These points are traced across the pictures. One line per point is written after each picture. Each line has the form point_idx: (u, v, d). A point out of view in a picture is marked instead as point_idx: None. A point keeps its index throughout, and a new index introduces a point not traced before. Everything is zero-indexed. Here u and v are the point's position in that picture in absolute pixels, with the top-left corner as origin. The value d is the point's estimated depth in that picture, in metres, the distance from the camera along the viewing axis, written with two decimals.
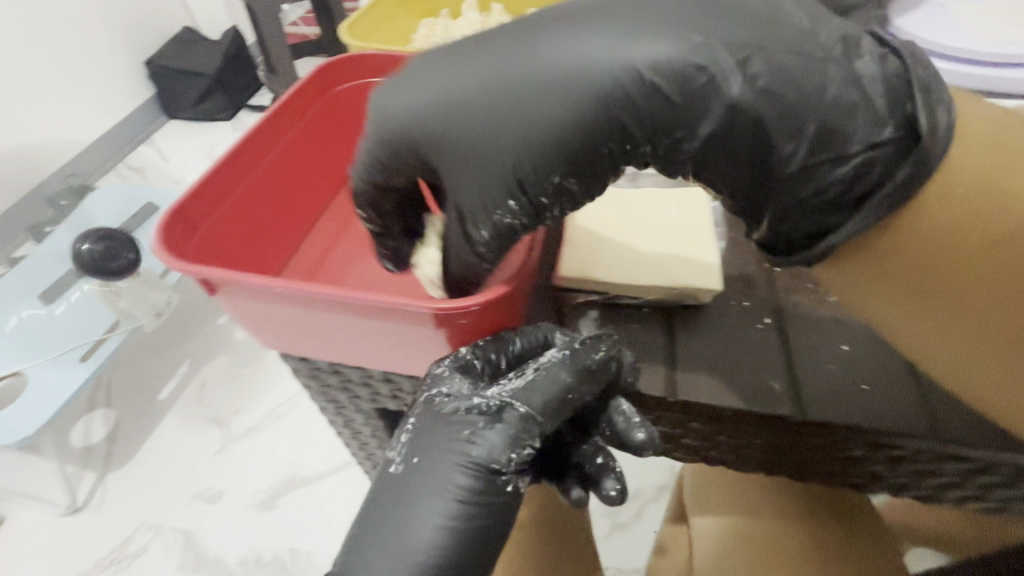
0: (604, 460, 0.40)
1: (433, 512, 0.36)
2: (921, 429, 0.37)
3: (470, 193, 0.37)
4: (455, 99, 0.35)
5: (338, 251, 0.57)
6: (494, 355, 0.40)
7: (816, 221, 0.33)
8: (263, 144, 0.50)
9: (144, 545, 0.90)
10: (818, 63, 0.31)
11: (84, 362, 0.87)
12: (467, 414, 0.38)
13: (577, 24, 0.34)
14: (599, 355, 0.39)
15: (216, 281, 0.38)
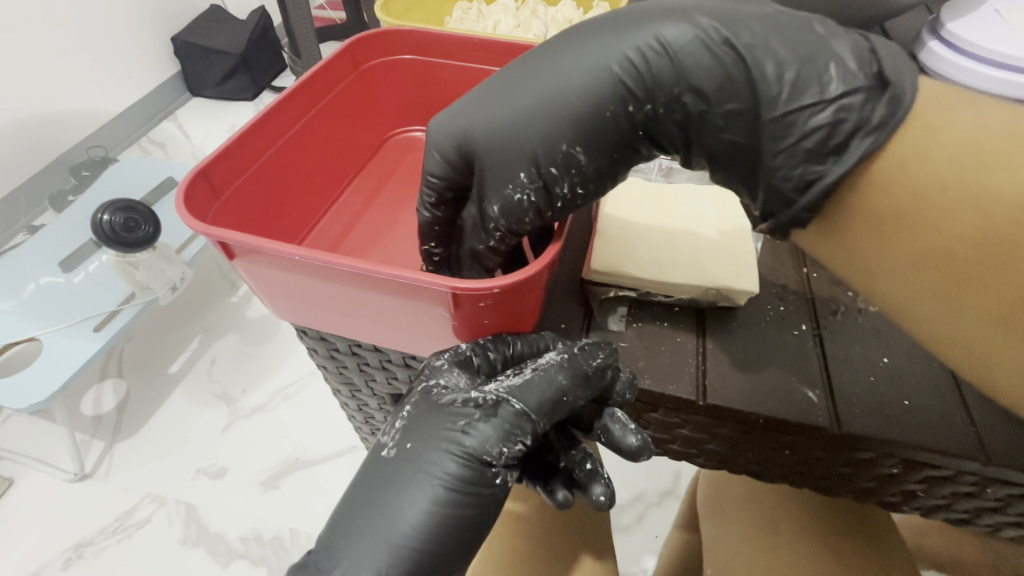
0: (593, 467, 0.42)
1: (420, 499, 0.35)
2: (969, 451, 0.35)
3: (493, 172, 0.37)
4: (495, 92, 0.38)
5: (360, 227, 0.54)
6: (493, 355, 0.39)
7: (798, 167, 0.33)
8: (290, 113, 0.48)
9: (148, 516, 0.91)
10: (796, 30, 0.33)
11: (97, 333, 0.88)
12: (464, 406, 0.36)
13: (600, 31, 0.37)
14: (596, 362, 0.38)
15: (233, 245, 0.35)
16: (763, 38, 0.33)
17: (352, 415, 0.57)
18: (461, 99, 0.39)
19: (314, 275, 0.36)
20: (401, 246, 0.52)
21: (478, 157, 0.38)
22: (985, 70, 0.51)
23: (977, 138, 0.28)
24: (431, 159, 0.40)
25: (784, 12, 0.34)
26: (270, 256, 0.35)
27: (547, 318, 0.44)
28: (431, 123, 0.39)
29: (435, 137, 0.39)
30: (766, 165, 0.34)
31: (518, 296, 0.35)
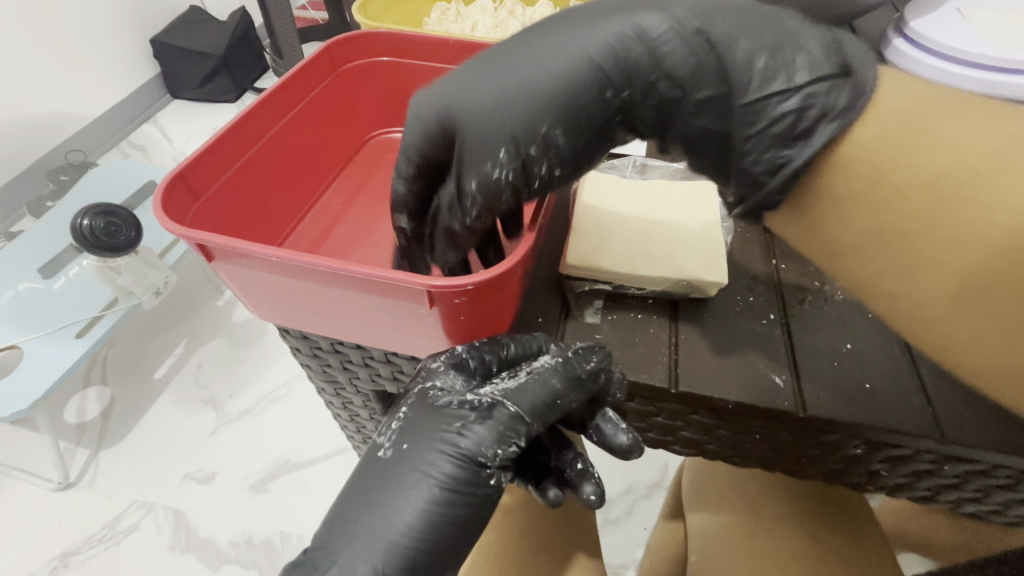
0: (584, 466, 0.43)
1: (416, 498, 0.36)
2: (925, 429, 0.37)
3: (473, 149, 0.38)
4: (477, 71, 0.38)
5: (341, 226, 0.55)
6: (489, 356, 0.40)
7: (768, 151, 0.34)
8: (269, 114, 0.49)
9: (136, 522, 0.90)
10: (767, 19, 0.35)
11: (80, 339, 0.87)
12: (459, 408, 0.38)
13: (580, 19, 0.38)
14: (589, 366, 0.39)
15: (213, 248, 0.36)
16: (735, 28, 0.35)
17: (336, 412, 0.57)
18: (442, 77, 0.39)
19: (294, 274, 0.36)
20: (383, 244, 0.53)
21: (460, 132, 0.38)
22: (946, 66, 0.53)
23: (934, 131, 0.31)
24: (413, 133, 0.40)
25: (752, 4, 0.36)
26: (252, 258, 0.36)
27: (525, 312, 0.44)
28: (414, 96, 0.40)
29: (419, 111, 0.39)
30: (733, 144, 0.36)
31: (495, 292, 0.36)
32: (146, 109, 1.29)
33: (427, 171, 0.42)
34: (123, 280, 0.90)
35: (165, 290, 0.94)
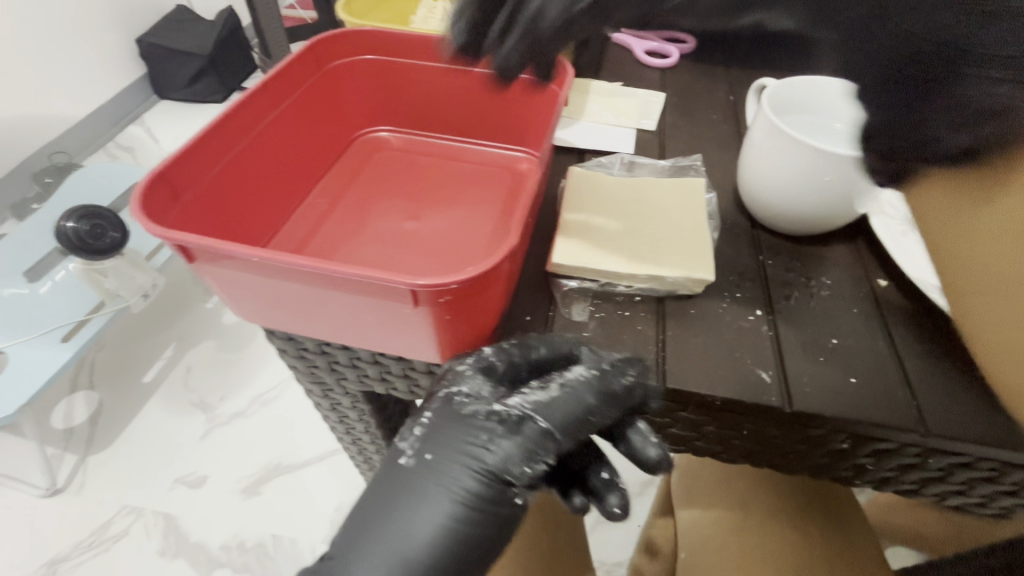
0: (609, 476, 0.43)
1: (437, 512, 0.37)
2: (910, 423, 0.37)
3: None
4: None
5: (327, 227, 0.53)
6: (519, 362, 0.39)
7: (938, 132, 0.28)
8: (252, 113, 0.48)
9: (125, 528, 0.89)
10: None
11: (65, 343, 0.86)
12: (486, 420, 0.37)
13: None
14: (626, 381, 0.38)
15: (195, 249, 0.35)
16: None
17: (325, 414, 0.57)
18: None
19: (279, 275, 0.36)
20: (368, 246, 0.51)
21: None
22: None
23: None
24: None
25: None
26: (235, 259, 0.35)
27: (513, 309, 0.43)
28: None
29: None
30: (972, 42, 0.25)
31: (482, 291, 0.35)
32: (133, 110, 1.28)
33: None
34: (109, 283, 0.90)
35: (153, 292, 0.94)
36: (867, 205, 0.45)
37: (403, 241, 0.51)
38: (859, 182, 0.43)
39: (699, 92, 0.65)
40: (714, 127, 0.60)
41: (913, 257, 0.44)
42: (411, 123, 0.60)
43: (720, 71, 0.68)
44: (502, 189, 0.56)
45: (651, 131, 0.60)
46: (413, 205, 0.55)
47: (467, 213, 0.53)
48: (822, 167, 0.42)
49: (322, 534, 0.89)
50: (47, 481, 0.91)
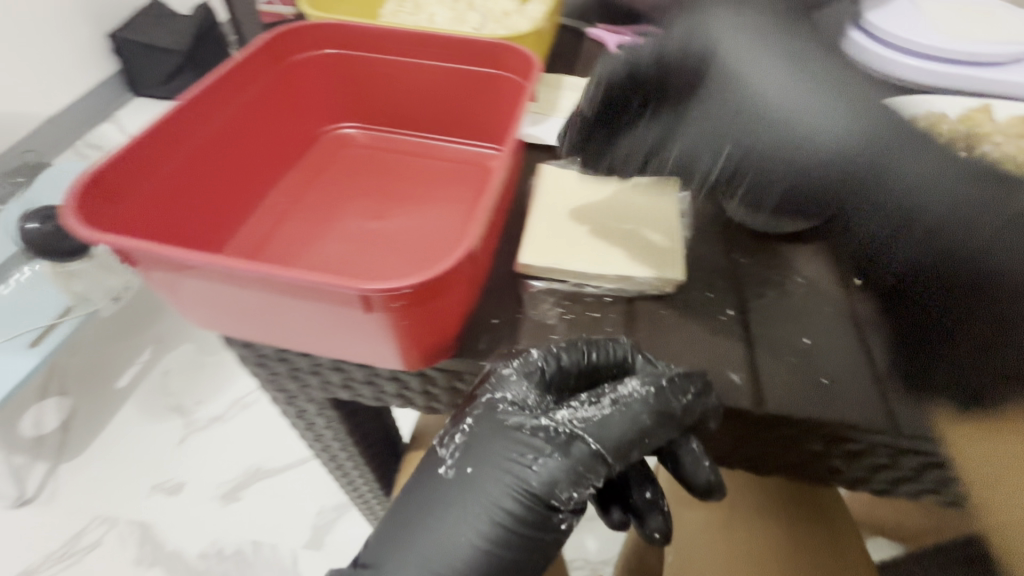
0: (652, 496, 0.42)
1: (477, 528, 0.37)
2: (880, 424, 0.36)
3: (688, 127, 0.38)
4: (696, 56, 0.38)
5: (285, 229, 0.52)
6: (569, 375, 0.39)
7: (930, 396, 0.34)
8: (204, 110, 0.47)
9: (99, 538, 0.90)
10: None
11: (33, 349, 0.85)
12: (533, 435, 0.37)
13: (788, 53, 0.35)
14: (685, 401, 0.36)
15: (133, 252, 0.33)
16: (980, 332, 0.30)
17: (294, 422, 0.55)
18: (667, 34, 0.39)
19: (226, 282, 0.34)
20: (331, 248, 0.49)
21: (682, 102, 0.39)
22: (898, 59, 0.61)
23: None
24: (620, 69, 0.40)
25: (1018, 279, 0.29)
26: (178, 264, 0.33)
27: (479, 312, 0.42)
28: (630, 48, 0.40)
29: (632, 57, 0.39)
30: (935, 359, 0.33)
31: (440, 294, 0.33)
32: (106, 106, 1.24)
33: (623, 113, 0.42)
34: (77, 285, 0.89)
35: (123, 295, 0.94)
36: None
37: (370, 243, 0.49)
38: None
39: None
40: None
41: None
42: (380, 120, 0.59)
43: None
44: (474, 188, 0.54)
45: None
46: (381, 205, 0.53)
47: (434, 213, 0.52)
48: None
49: (302, 538, 0.91)
50: (17, 491, 0.92)
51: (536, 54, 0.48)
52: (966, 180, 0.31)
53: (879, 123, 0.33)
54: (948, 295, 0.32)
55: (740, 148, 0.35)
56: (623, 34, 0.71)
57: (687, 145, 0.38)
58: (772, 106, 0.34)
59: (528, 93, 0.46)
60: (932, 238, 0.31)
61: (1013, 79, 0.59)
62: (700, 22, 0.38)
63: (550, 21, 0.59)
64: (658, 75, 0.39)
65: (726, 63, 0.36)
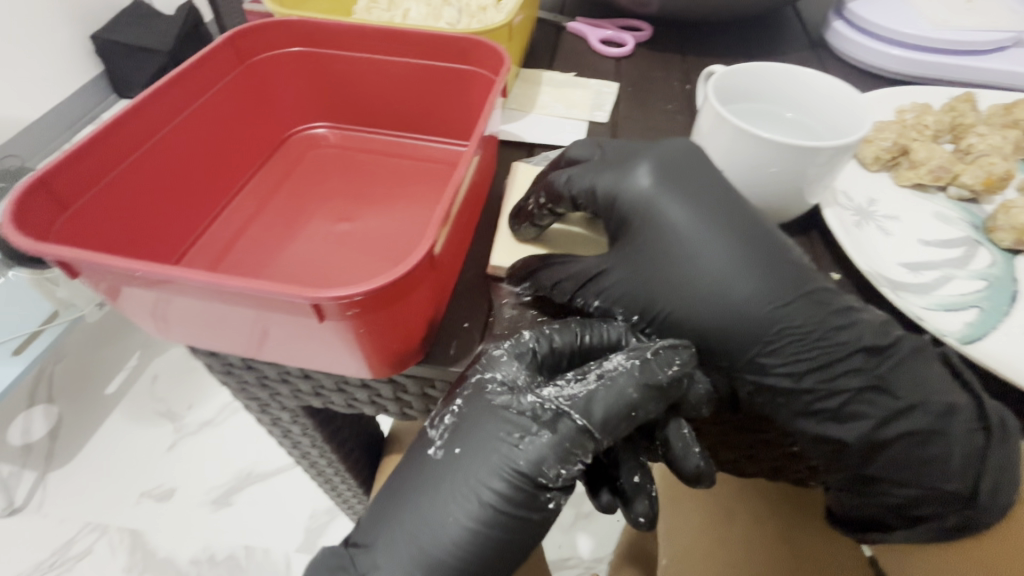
0: (641, 480, 0.39)
1: (465, 508, 0.35)
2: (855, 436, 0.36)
3: (612, 282, 0.39)
4: (620, 207, 0.39)
5: (252, 232, 0.50)
6: (558, 353, 0.37)
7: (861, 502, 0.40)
8: (157, 114, 0.45)
9: (89, 546, 0.89)
10: (938, 466, 0.36)
11: (16, 356, 0.83)
12: (519, 415, 0.35)
13: (700, 212, 0.37)
14: (672, 372, 0.35)
15: (75, 264, 0.32)
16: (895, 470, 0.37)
17: (269, 430, 0.54)
18: (590, 174, 0.40)
19: (177, 292, 0.33)
20: (302, 249, 0.48)
21: (609, 258, 0.39)
22: (890, 50, 0.59)
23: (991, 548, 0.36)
24: (557, 199, 0.40)
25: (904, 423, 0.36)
26: (123, 275, 0.32)
27: (449, 316, 0.41)
28: (558, 182, 0.40)
29: (562, 188, 0.40)
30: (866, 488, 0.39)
31: (404, 296, 0.32)
32: None
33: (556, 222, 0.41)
34: (61, 292, 0.88)
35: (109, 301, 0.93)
36: (817, 196, 0.44)
37: (339, 244, 0.48)
38: (808, 171, 0.40)
39: (655, 81, 0.63)
40: (670, 117, 0.58)
41: (860, 248, 0.44)
42: (349, 119, 0.59)
43: (677, 59, 0.66)
44: (443, 186, 0.54)
45: (603, 123, 0.58)
46: (349, 205, 0.52)
47: (405, 214, 0.51)
48: (768, 158, 0.40)
49: (295, 543, 0.90)
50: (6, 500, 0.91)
51: (507, 50, 0.47)
52: (852, 356, 0.36)
53: (799, 294, 0.36)
54: (828, 452, 0.38)
55: (664, 312, 0.37)
56: (602, 27, 0.69)
57: (611, 295, 0.39)
58: (696, 283, 0.36)
59: (499, 84, 0.43)
60: (819, 411, 0.37)
61: (998, 66, 0.58)
62: (626, 173, 0.39)
63: (524, 15, 0.57)
64: (589, 208, 0.40)
65: (653, 224, 0.38)
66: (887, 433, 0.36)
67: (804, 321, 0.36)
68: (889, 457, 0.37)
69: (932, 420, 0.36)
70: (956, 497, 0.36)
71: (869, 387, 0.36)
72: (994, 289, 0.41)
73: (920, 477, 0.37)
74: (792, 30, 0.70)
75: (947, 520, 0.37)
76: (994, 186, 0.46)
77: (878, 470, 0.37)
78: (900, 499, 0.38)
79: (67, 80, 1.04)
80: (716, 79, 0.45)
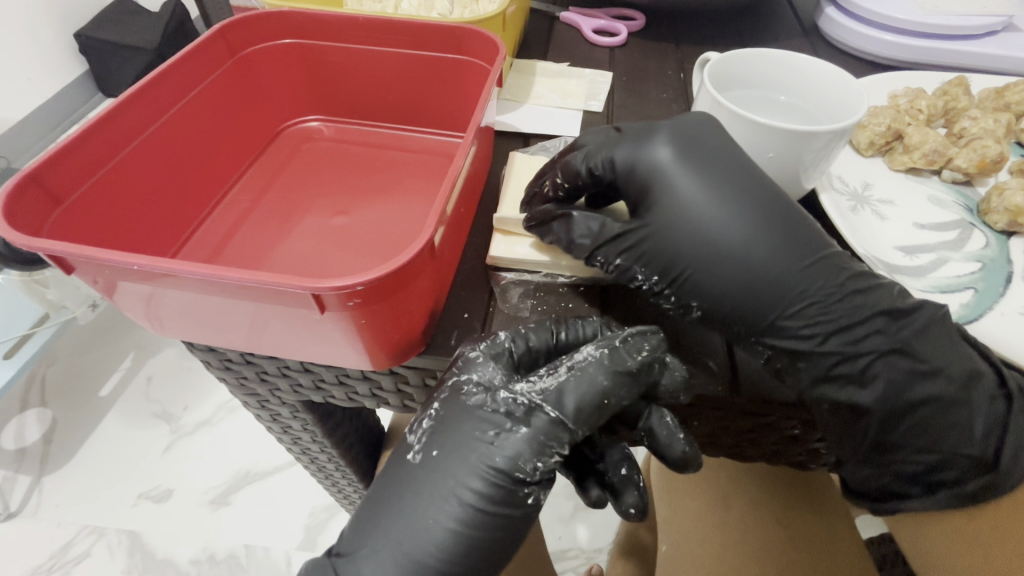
0: (628, 471, 0.39)
1: (447, 509, 0.35)
2: (873, 405, 0.36)
3: (636, 243, 0.38)
4: (643, 174, 0.39)
5: (246, 228, 0.50)
6: (533, 348, 0.38)
7: (887, 481, 0.39)
8: (147, 107, 0.44)
9: (87, 549, 0.88)
10: (964, 425, 0.36)
11: (9, 359, 0.82)
12: (494, 412, 0.36)
13: (724, 176, 0.38)
14: (641, 357, 0.36)
15: (70, 258, 0.31)
16: (911, 437, 0.37)
17: (268, 427, 0.54)
18: (611, 144, 0.40)
19: (173, 286, 0.32)
20: (293, 249, 0.47)
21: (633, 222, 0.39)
22: (883, 36, 0.60)
23: (1000, 517, 0.35)
24: (574, 167, 0.41)
25: (922, 383, 0.36)
26: (119, 270, 0.32)
27: (450, 307, 0.41)
28: (578, 154, 0.41)
29: (579, 160, 0.41)
30: (888, 462, 0.38)
31: (403, 290, 0.32)
32: None
33: (570, 197, 0.42)
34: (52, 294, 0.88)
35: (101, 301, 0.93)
36: (813, 181, 0.44)
37: (335, 236, 0.48)
38: (804, 157, 0.40)
39: (649, 70, 0.63)
40: (665, 106, 0.58)
41: (856, 231, 0.44)
42: (341, 112, 0.58)
43: (670, 48, 0.66)
44: (441, 177, 0.54)
45: (598, 112, 0.58)
46: (345, 198, 0.52)
47: (401, 208, 0.50)
48: (765, 142, 0.40)
49: (294, 542, 0.90)
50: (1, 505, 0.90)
51: (501, 39, 0.47)
52: (871, 318, 0.36)
53: (817, 257, 0.37)
54: (846, 418, 0.37)
55: (688, 273, 0.37)
56: (595, 17, 0.69)
57: (634, 252, 0.38)
58: (722, 242, 0.37)
59: (495, 73, 0.43)
60: (837, 375, 0.37)
61: (989, 50, 0.58)
62: (646, 143, 0.39)
63: (518, 4, 0.57)
64: (605, 179, 0.41)
65: (675, 192, 0.38)
66: (908, 394, 0.36)
67: (824, 284, 0.37)
68: (911, 422, 0.36)
69: (955, 388, 0.35)
70: (976, 464, 0.35)
71: (890, 351, 0.36)
72: (989, 271, 0.41)
73: (939, 442, 0.36)
74: (785, 18, 0.70)
75: (965, 487, 0.36)
76: (987, 168, 0.47)
77: (900, 436, 0.37)
78: (918, 465, 0.37)
79: (51, 79, 1.02)
80: (712, 66, 0.45)
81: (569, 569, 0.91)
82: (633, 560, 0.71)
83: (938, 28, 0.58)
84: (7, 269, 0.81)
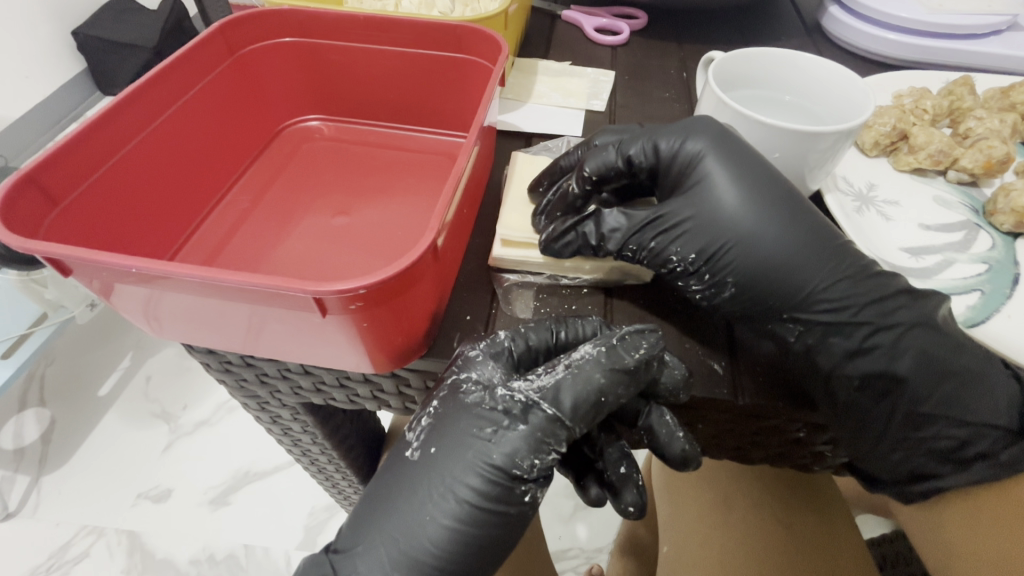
0: (627, 470, 0.38)
1: (443, 506, 0.34)
2: (907, 371, 0.36)
3: (674, 224, 0.38)
4: (681, 161, 0.40)
5: (246, 228, 0.50)
6: (529, 346, 0.37)
7: (919, 460, 0.38)
8: (146, 105, 0.44)
9: (85, 549, 0.88)
10: (990, 394, 0.36)
11: (6, 359, 0.82)
12: (491, 410, 0.35)
13: (760, 165, 0.39)
14: (639, 355, 0.35)
15: (67, 261, 0.31)
16: (938, 413, 0.37)
17: (269, 428, 0.53)
18: (648, 133, 0.41)
19: (170, 288, 0.32)
20: (292, 250, 0.47)
21: (669, 205, 0.39)
22: (886, 35, 0.59)
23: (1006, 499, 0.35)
24: (606, 158, 0.40)
25: (955, 354, 0.36)
26: (116, 272, 0.31)
27: (451, 310, 0.40)
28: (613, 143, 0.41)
29: (614, 147, 0.41)
30: (915, 439, 0.38)
31: (404, 292, 0.32)
32: None
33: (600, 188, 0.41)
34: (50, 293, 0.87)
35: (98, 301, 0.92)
36: (819, 182, 0.43)
37: (338, 237, 0.48)
38: (808, 158, 0.40)
39: (651, 70, 0.62)
40: (668, 105, 0.58)
41: (861, 233, 0.44)
42: (342, 111, 0.58)
43: (673, 47, 0.65)
44: (443, 178, 0.53)
45: (600, 112, 0.57)
46: (346, 199, 0.51)
47: (403, 208, 0.50)
48: (770, 142, 0.40)
49: (293, 542, 0.89)
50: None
51: (503, 38, 0.46)
52: (897, 294, 0.37)
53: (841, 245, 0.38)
54: (878, 391, 0.37)
55: (726, 252, 0.37)
56: (596, 16, 0.69)
57: (671, 233, 0.38)
58: (758, 226, 0.37)
59: (496, 73, 0.42)
60: (871, 347, 0.37)
61: (993, 50, 0.58)
62: (681, 134, 0.40)
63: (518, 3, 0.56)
64: (645, 166, 0.41)
65: (714, 177, 0.38)
66: (940, 364, 0.36)
67: (850, 266, 0.37)
68: (942, 395, 0.36)
69: (978, 361, 0.36)
70: (1006, 434, 0.36)
71: (916, 325, 0.36)
72: (995, 272, 0.41)
73: (968, 409, 0.36)
74: (787, 17, 0.69)
75: (999, 457, 0.35)
76: (993, 169, 0.46)
77: (931, 408, 0.36)
78: (951, 440, 0.37)
79: (49, 77, 1.01)
80: (717, 64, 0.44)
81: (569, 569, 0.91)
82: (633, 559, 0.71)
83: (942, 27, 0.58)
84: (7, 269, 0.80)
